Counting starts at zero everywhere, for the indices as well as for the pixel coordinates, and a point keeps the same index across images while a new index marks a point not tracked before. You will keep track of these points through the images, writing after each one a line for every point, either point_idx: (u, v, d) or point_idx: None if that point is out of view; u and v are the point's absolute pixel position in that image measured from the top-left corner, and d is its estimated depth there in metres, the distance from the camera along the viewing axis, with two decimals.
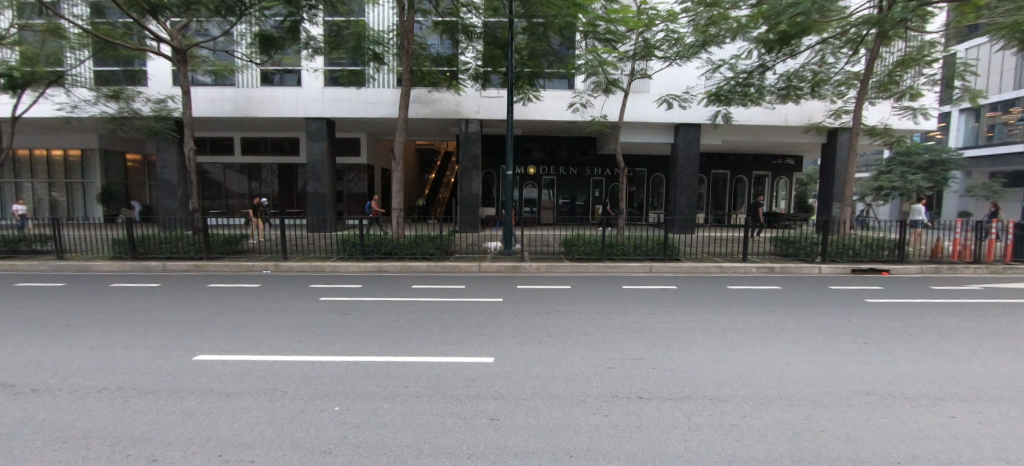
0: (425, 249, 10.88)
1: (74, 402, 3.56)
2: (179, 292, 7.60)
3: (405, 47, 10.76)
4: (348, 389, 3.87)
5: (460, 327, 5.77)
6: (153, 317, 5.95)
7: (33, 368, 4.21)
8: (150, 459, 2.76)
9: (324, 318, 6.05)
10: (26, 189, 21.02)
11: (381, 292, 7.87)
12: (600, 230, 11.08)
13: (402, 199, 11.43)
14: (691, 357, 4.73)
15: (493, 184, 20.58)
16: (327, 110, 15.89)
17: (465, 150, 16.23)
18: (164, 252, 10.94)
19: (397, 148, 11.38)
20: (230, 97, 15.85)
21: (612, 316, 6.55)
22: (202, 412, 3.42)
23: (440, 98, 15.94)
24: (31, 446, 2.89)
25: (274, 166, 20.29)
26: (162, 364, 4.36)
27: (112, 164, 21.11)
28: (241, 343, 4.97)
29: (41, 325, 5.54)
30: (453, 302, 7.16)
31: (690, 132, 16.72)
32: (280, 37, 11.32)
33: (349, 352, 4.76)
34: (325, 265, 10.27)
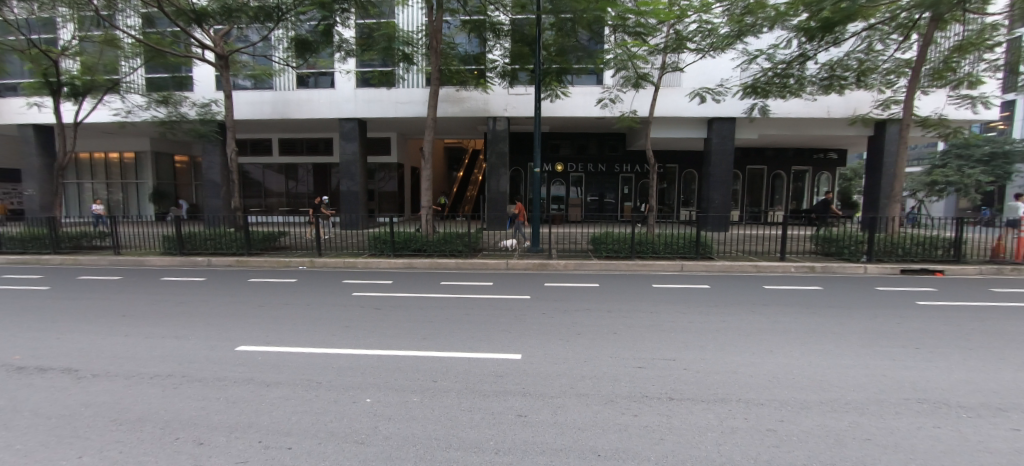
0: (453, 246, 11.00)
1: (131, 387, 3.81)
2: (223, 286, 8.01)
3: (434, 47, 10.90)
4: (379, 382, 3.96)
5: (488, 324, 5.80)
6: (199, 309, 6.29)
7: (94, 355, 4.53)
8: (197, 443, 2.92)
9: (358, 313, 6.22)
10: (87, 189, 22.68)
11: (412, 288, 8.02)
12: (629, 228, 10.89)
13: (430, 197, 11.55)
14: (726, 359, 4.57)
15: (520, 182, 20.59)
16: (359, 110, 16.32)
17: (492, 148, 16.30)
18: (209, 248, 11.55)
19: (426, 147, 11.52)
20: (269, 100, 16.54)
21: (643, 315, 6.41)
22: (244, 400, 3.59)
23: (468, 96, 16.06)
24: (92, 427, 3.12)
25: (309, 166, 21.03)
26: (207, 354, 4.60)
27: (162, 165, 22.47)
28: (279, 336, 5.18)
29: (101, 315, 5.96)
30: (481, 299, 7.21)
31: (725, 126, 16.15)
32: (315, 41, 11.67)
33: (380, 347, 4.87)
34: (357, 262, 10.56)
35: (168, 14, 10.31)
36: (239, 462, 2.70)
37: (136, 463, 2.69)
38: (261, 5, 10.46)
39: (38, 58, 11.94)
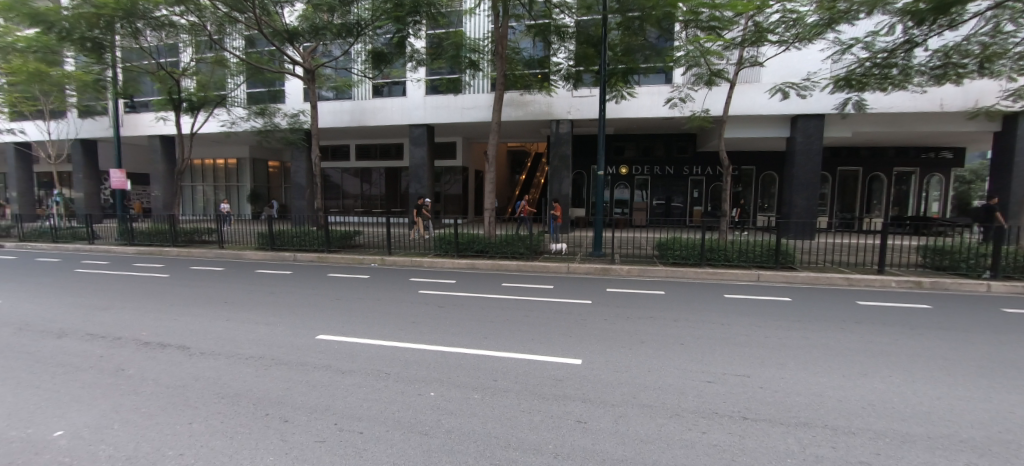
0: (515, 249, 11.06)
1: (230, 365, 4.28)
2: (306, 280, 8.76)
3: (499, 52, 11.13)
4: (442, 378, 4.07)
5: (549, 327, 5.75)
6: (286, 300, 6.91)
7: (201, 335, 5.16)
8: (282, 420, 3.20)
9: (423, 310, 6.48)
10: (199, 191, 26.02)
11: (474, 288, 8.19)
12: (699, 234, 10.27)
13: (493, 200, 11.76)
14: (813, 379, 4.13)
15: (583, 185, 20.35)
16: (427, 116, 17.10)
17: (555, 151, 16.25)
18: (295, 244, 12.69)
19: (490, 150, 11.75)
20: (348, 109, 17.89)
21: (715, 326, 6.00)
22: (321, 384, 3.87)
23: (532, 99, 16.18)
24: (197, 399, 3.55)
25: (382, 170, 22.39)
26: (292, 340, 5.04)
27: (258, 169, 25.17)
28: (353, 328, 5.53)
29: (208, 301, 6.79)
30: (543, 302, 7.16)
31: (810, 124, 14.75)
32: (389, 52, 12.40)
33: (444, 344, 5.01)
34: (423, 261, 11.02)
35: (266, 35, 11.51)
36: (317, 441, 2.90)
37: (231, 434, 3.01)
38: (343, 23, 11.39)
39: (165, 78, 13.95)
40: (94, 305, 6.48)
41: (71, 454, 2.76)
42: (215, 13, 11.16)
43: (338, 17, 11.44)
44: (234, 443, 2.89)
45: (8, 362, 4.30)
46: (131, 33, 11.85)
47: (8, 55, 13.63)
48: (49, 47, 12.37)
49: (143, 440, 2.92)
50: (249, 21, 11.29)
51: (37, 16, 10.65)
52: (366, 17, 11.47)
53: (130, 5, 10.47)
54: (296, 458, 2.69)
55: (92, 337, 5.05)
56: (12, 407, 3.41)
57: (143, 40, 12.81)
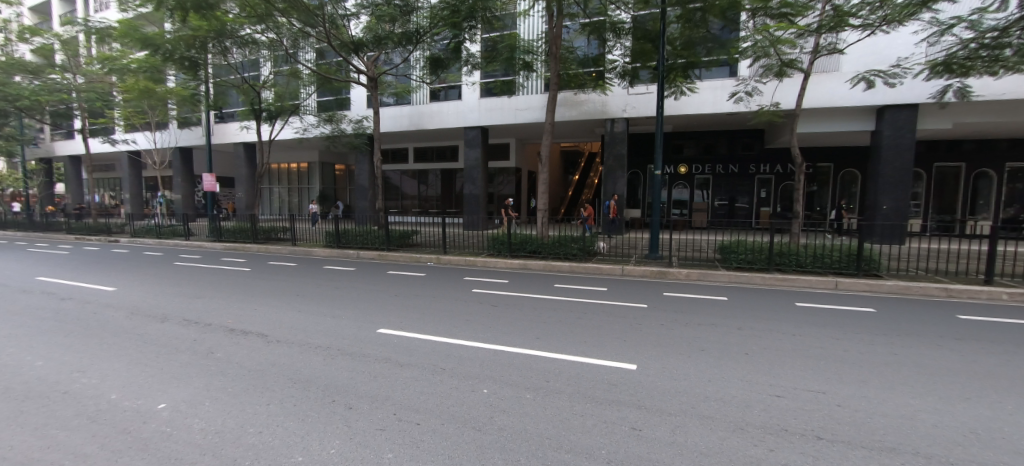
0: (568, 250, 10.94)
1: (302, 353, 4.62)
2: (369, 277, 9.25)
3: (553, 52, 11.13)
4: (495, 375, 4.11)
5: (602, 330, 5.62)
6: (350, 295, 7.34)
7: (276, 325, 5.61)
8: (347, 407, 3.39)
9: (477, 309, 6.58)
10: (275, 193, 28.38)
11: (527, 289, 8.21)
12: (766, 237, 9.58)
13: (547, 201, 11.75)
14: (904, 400, 3.69)
15: (638, 186, 19.77)
16: (482, 118, 17.44)
17: (609, 150, 15.93)
18: (358, 242, 13.47)
19: (543, 151, 11.73)
20: (407, 114, 18.71)
21: (785, 337, 5.56)
22: (381, 376, 4.06)
23: (585, 99, 15.98)
24: (271, 383, 3.86)
25: (438, 172, 23.15)
26: (355, 332, 5.33)
27: (326, 172, 27.01)
28: (410, 324, 5.75)
29: (283, 294, 7.39)
30: (596, 304, 7.03)
31: (898, 116, 13.28)
32: (446, 57, 12.81)
33: (496, 343, 5.06)
34: (477, 260, 11.23)
35: (335, 48, 12.33)
36: (378, 429, 3.04)
37: (303, 416, 3.24)
38: (404, 31, 11.93)
39: (248, 91, 15.39)
40: (190, 294, 7.29)
41: (169, 426, 3.11)
42: (290, 29, 12.09)
43: (399, 27, 12.00)
44: (304, 425, 3.10)
45: (123, 341, 4.95)
46: (220, 51, 13.20)
47: (125, 75, 15.76)
48: (155, 67, 14.11)
49: (227, 417, 3.23)
50: (319, 35, 12.13)
51: (147, 40, 12.23)
52: (425, 25, 11.97)
53: (220, 26, 11.68)
54: (359, 443, 2.83)
55: (188, 322, 5.67)
56: (126, 380, 3.93)
57: (230, 58, 14.22)
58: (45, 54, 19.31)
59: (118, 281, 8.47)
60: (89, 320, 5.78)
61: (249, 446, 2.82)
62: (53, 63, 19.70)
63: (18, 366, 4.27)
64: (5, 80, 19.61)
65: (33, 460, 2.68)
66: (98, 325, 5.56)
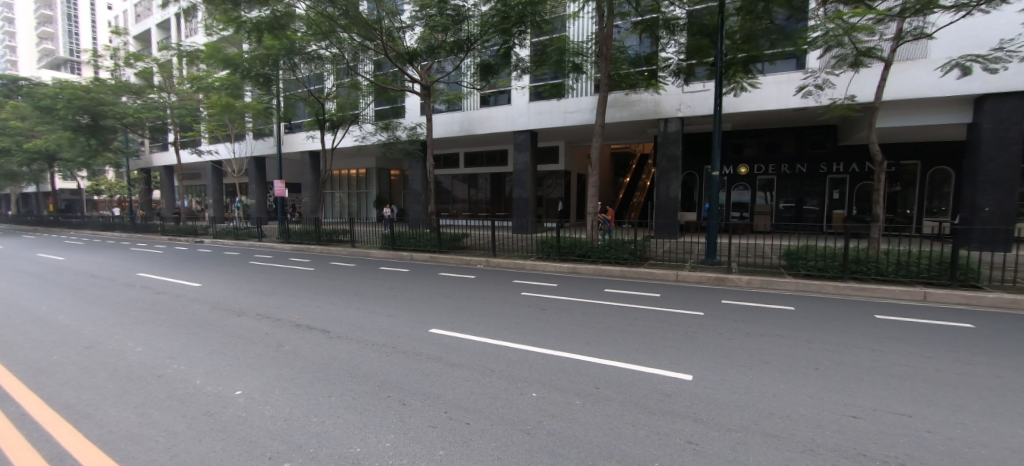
0: (619, 254, 10.65)
1: (361, 349, 4.86)
2: (421, 278, 9.56)
3: (604, 53, 10.99)
4: (544, 379, 4.08)
5: (655, 338, 5.41)
6: (405, 295, 7.65)
7: (338, 321, 5.96)
8: (400, 403, 3.52)
9: (527, 312, 6.58)
10: (336, 197, 30.25)
11: (576, 293, 8.12)
12: (840, 242, 8.80)
13: (597, 204, 11.56)
14: (1016, 430, 3.20)
15: (693, 187, 18.95)
16: (531, 122, 17.53)
17: (662, 151, 15.39)
18: (412, 245, 13.97)
19: (594, 153, 11.56)
20: (458, 120, 19.20)
21: (863, 352, 5.05)
22: (433, 374, 4.18)
23: (637, 99, 15.59)
24: (331, 376, 4.09)
25: (487, 176, 23.54)
26: (409, 331, 5.52)
27: (382, 178, 28.37)
28: (462, 325, 5.87)
29: (343, 293, 7.83)
30: (649, 311, 6.78)
31: (1001, 105, 11.73)
32: (496, 63, 13.07)
33: (545, 346, 5.04)
34: (526, 264, 11.27)
35: (392, 59, 12.96)
36: (430, 426, 3.12)
37: (361, 409, 3.40)
38: (456, 40, 12.28)
39: (314, 103, 16.55)
40: (263, 291, 7.93)
41: (243, 411, 3.39)
42: (351, 44, 12.83)
43: (451, 35, 12.37)
44: (362, 418, 3.25)
45: (206, 332, 5.48)
46: (290, 67, 14.31)
47: (210, 93, 17.51)
48: (235, 85, 15.55)
49: (294, 406, 3.45)
50: (377, 48, 12.78)
51: (229, 61, 13.54)
52: (476, 32, 12.24)
53: (289, 43, 12.67)
54: (412, 438, 2.93)
55: (262, 317, 6.17)
56: (209, 367, 4.34)
57: (299, 73, 15.39)
58: (146, 77, 21.93)
59: (204, 278, 9.40)
60: (179, 312, 6.45)
61: (313, 434, 3.00)
62: (152, 85, 22.32)
63: (123, 350, 4.85)
64: (114, 100, 22.47)
65: (134, 435, 3.02)
66: (187, 316, 6.20)
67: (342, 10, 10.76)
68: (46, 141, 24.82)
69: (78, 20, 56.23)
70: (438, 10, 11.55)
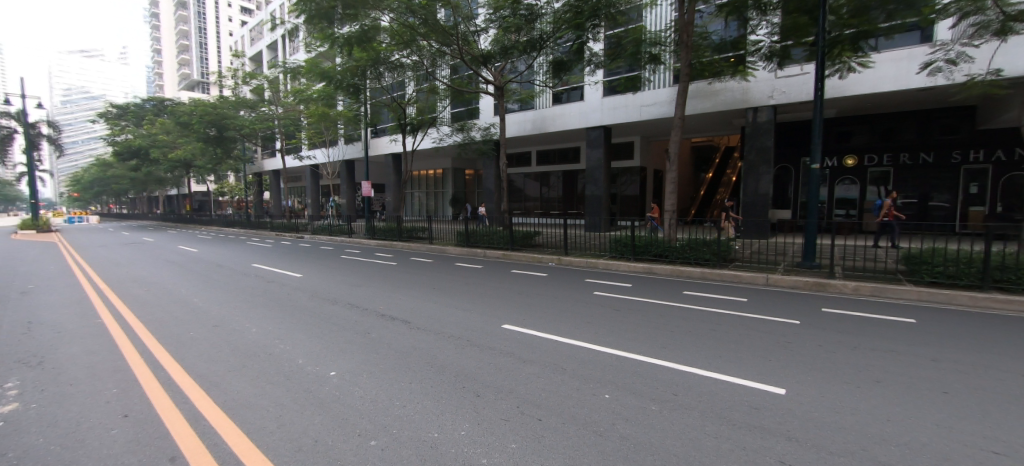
0: (699, 254, 10.03)
1: (439, 341, 5.12)
2: (495, 274, 9.82)
3: (684, 41, 10.38)
4: (618, 381, 3.98)
5: (742, 346, 4.99)
6: (480, 291, 7.92)
7: (418, 313, 6.34)
8: (475, 394, 3.64)
9: (599, 312, 6.45)
10: (416, 196, 32.15)
11: (652, 294, 7.80)
12: (980, 245, 7.43)
13: (676, 201, 10.97)
14: None
15: (786, 183, 17.22)
16: (604, 118, 17.13)
17: (750, 143, 14.17)
18: (485, 242, 14.37)
19: (672, 147, 10.98)
20: (531, 118, 19.34)
21: (1011, 377, 4.19)
22: (506, 368, 4.27)
23: (722, 88, 14.54)
24: (410, 365, 4.35)
25: (559, 174, 23.45)
26: (483, 326, 5.70)
27: (458, 177, 29.55)
28: (535, 322, 5.92)
29: (423, 287, 8.30)
30: (734, 317, 6.26)
31: None
32: (569, 60, 12.97)
33: (619, 348, 4.90)
34: (598, 263, 11.08)
35: (467, 63, 13.45)
36: (503, 419, 3.19)
37: (438, 397, 3.57)
38: (529, 39, 12.39)
39: (397, 108, 17.71)
40: (353, 282, 8.70)
41: (337, 390, 3.74)
42: (429, 50, 13.52)
43: (525, 35, 12.50)
44: (439, 405, 3.43)
45: (307, 318, 6.14)
46: (376, 76, 15.47)
47: (310, 104, 19.57)
48: (330, 95, 17.18)
49: (380, 389, 3.74)
50: (454, 53, 13.36)
51: (325, 74, 15.01)
52: (548, 30, 12.28)
53: (376, 55, 13.73)
54: (486, 429, 3.01)
55: (353, 306, 6.77)
56: (309, 349, 4.87)
57: (384, 81, 16.55)
58: (259, 93, 25.09)
59: (304, 269, 10.54)
60: (285, 299, 7.30)
61: (396, 417, 3.22)
62: (264, 99, 25.49)
63: (241, 330, 5.61)
64: (234, 114, 26.03)
65: (250, 404, 3.48)
66: (292, 303, 7.00)
67: (422, 19, 11.39)
68: (184, 151, 29.40)
69: (208, 48, 65.97)
70: (511, 11, 11.71)
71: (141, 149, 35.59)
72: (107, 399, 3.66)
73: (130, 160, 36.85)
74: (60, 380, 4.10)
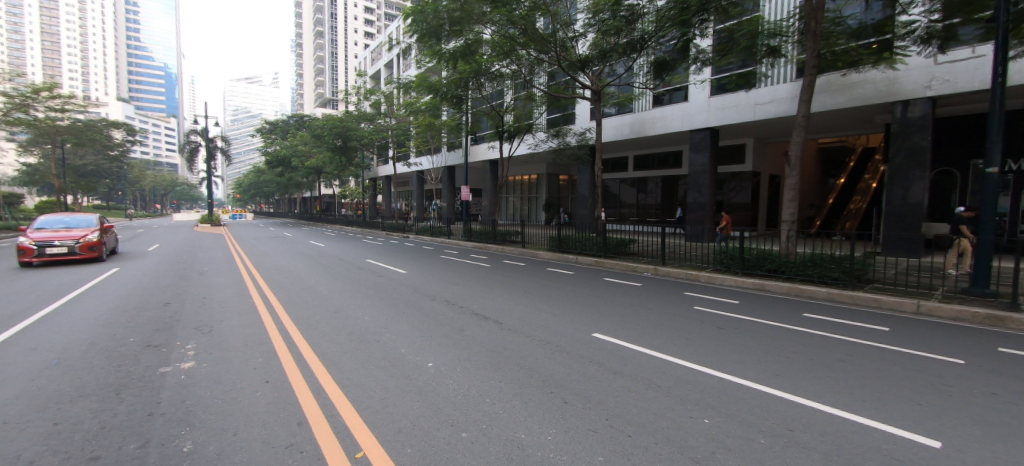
0: (825, 272, 8.76)
1: (529, 344, 5.20)
2: (587, 281, 9.68)
3: (812, 29, 9.17)
4: (719, 406, 3.65)
5: (881, 383, 4.21)
6: (571, 297, 7.88)
7: (511, 316, 6.51)
8: (563, 401, 3.63)
9: (699, 329, 6.00)
10: (511, 201, 33.19)
11: (763, 313, 7.01)
12: None
13: (795, 210, 9.75)
14: None
15: (948, 190, 14.30)
16: (711, 119, 15.89)
17: (896, 143, 11.97)
18: (577, 248, 14.25)
19: (794, 149, 9.74)
20: (628, 122, 18.72)
21: None
22: (597, 378, 4.18)
23: (860, 80, 12.55)
24: (500, 364, 4.49)
25: (658, 179, 22.31)
26: (573, 333, 5.65)
27: (552, 183, 29.78)
28: (627, 333, 5.70)
29: (516, 289, 8.54)
30: (870, 348, 5.32)
31: None
32: (672, 59, 12.29)
33: (721, 370, 4.50)
34: (700, 275, 10.34)
35: (564, 69, 13.52)
36: (591, 430, 3.13)
37: (526, 400, 3.63)
38: (629, 40, 12.02)
39: (495, 116, 18.44)
40: (452, 281, 9.26)
41: (433, 381, 4.01)
42: (528, 59, 13.87)
43: (625, 37, 12.17)
44: (527, 407, 3.48)
45: (411, 311, 6.71)
46: (477, 87, 16.30)
47: (419, 115, 21.40)
48: (436, 106, 18.55)
49: (471, 385, 3.93)
50: (551, 59, 13.53)
51: (432, 87, 16.28)
52: (651, 29, 11.80)
53: (478, 67, 14.51)
54: (573, 438, 2.98)
55: (451, 304, 7.20)
56: (412, 340, 5.31)
57: (485, 91, 17.33)
58: (376, 107, 28.14)
59: (409, 266, 11.54)
60: (393, 293, 8.07)
61: (485, 413, 3.35)
62: (380, 113, 28.51)
63: (355, 318, 6.32)
64: (356, 127, 29.54)
65: (361, 384, 3.91)
66: (399, 297, 7.71)
67: (522, 28, 11.75)
68: (317, 159, 34.05)
69: (339, 69, 75.94)
70: (612, 14, 11.45)
71: (285, 159, 42.10)
72: (255, 365, 4.41)
73: (277, 167, 43.81)
74: (224, 347, 5.05)
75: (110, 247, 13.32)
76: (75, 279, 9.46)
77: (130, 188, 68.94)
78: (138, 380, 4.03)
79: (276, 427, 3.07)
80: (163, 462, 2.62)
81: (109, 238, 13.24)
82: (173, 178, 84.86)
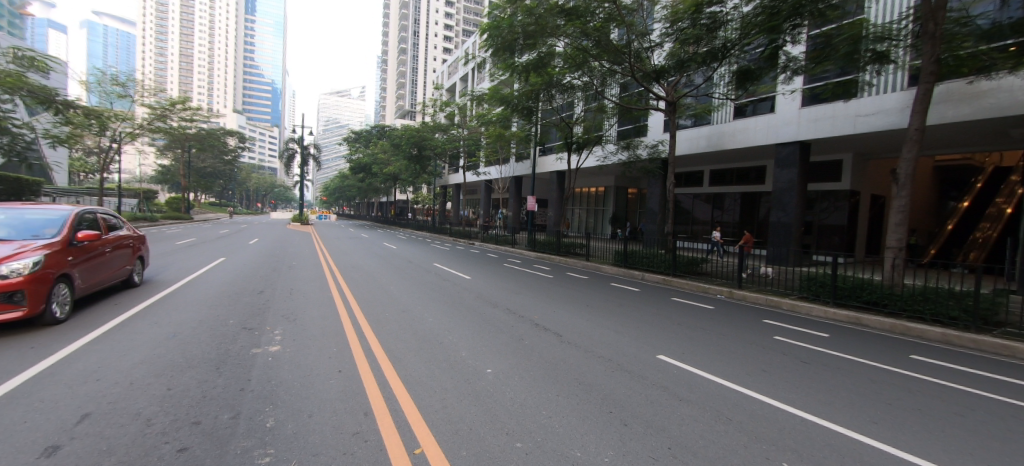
0: (939, 309, 7.58)
1: (590, 360, 5.08)
2: (653, 300, 9.27)
3: (930, 31, 8.11)
4: (799, 449, 3.29)
5: (1012, 445, 3.52)
6: (636, 315, 7.59)
7: (572, 329, 6.41)
8: (622, 422, 3.50)
9: (780, 361, 5.47)
10: (576, 213, 32.94)
11: (858, 350, 6.22)
12: None
13: (903, 236, 8.57)
14: None
15: None
16: (801, 131, 14.58)
17: None
18: (643, 265, 13.72)
19: (903, 164, 8.59)
20: (706, 134, 17.78)
21: None
22: (660, 403, 3.98)
23: (993, 87, 10.83)
24: (558, 378, 4.44)
25: (737, 195, 20.82)
26: (636, 353, 5.44)
27: (619, 196, 29.08)
28: (696, 358, 5.38)
29: (578, 302, 8.43)
30: (998, 402, 4.50)
31: None
32: (758, 68, 11.49)
33: (804, 409, 4.06)
34: (782, 302, 9.47)
35: (638, 81, 13.21)
36: (651, 457, 2.98)
37: (584, 417, 3.55)
38: (710, 49, 11.51)
39: (564, 128, 18.48)
40: (514, 290, 9.37)
41: (490, 387, 4.08)
42: (601, 70, 13.74)
43: (705, 45, 11.67)
44: (584, 425, 3.41)
45: (474, 317, 6.88)
46: (547, 98, 16.47)
47: (491, 126, 22.12)
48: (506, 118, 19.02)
49: (528, 395, 3.92)
50: (625, 71, 13.32)
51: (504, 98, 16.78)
52: (734, 37, 11.18)
53: (549, 79, 14.70)
54: (630, 461, 2.87)
55: (512, 313, 7.26)
56: (473, 345, 5.43)
57: (555, 103, 17.45)
58: (450, 118, 29.55)
59: (474, 273, 11.89)
60: (457, 297, 8.35)
61: (540, 425, 3.33)
62: (453, 123, 29.86)
63: (421, 319, 6.64)
64: (430, 136, 31.20)
65: (422, 383, 4.08)
66: (462, 302, 7.95)
67: (596, 40, 11.72)
68: (394, 167, 36.44)
69: (418, 84, 81.38)
70: (691, 22, 11.08)
71: (367, 165, 45.64)
72: (331, 355, 4.79)
73: (359, 173, 47.72)
74: (305, 335, 5.55)
75: (106, 273, 6.80)
76: (128, 295, 7.24)
77: (239, 188, 78.96)
78: (234, 358, 4.56)
79: (345, 415, 3.31)
80: (249, 433, 2.93)
81: (103, 255, 6.69)
82: (273, 181, 95.87)
